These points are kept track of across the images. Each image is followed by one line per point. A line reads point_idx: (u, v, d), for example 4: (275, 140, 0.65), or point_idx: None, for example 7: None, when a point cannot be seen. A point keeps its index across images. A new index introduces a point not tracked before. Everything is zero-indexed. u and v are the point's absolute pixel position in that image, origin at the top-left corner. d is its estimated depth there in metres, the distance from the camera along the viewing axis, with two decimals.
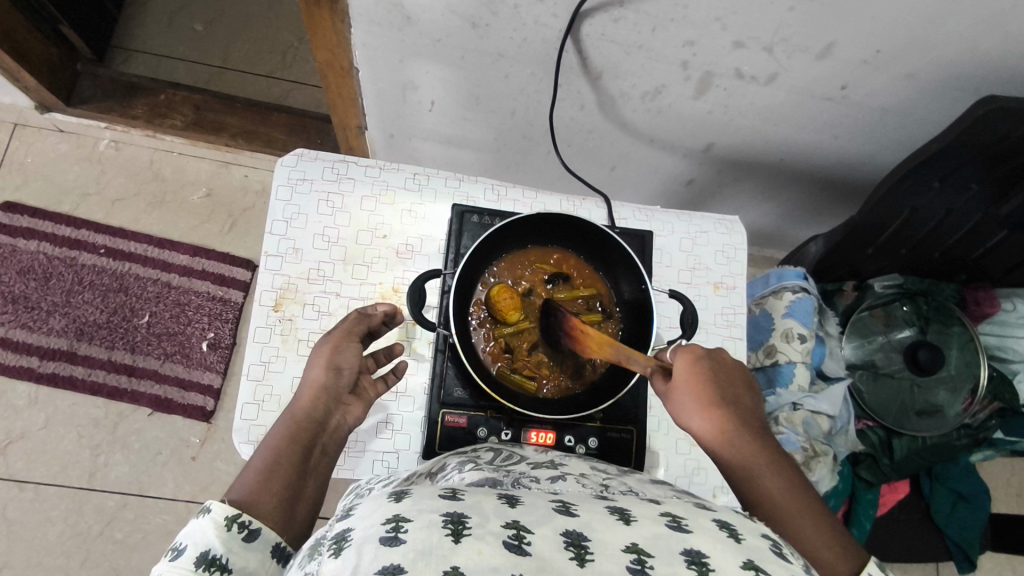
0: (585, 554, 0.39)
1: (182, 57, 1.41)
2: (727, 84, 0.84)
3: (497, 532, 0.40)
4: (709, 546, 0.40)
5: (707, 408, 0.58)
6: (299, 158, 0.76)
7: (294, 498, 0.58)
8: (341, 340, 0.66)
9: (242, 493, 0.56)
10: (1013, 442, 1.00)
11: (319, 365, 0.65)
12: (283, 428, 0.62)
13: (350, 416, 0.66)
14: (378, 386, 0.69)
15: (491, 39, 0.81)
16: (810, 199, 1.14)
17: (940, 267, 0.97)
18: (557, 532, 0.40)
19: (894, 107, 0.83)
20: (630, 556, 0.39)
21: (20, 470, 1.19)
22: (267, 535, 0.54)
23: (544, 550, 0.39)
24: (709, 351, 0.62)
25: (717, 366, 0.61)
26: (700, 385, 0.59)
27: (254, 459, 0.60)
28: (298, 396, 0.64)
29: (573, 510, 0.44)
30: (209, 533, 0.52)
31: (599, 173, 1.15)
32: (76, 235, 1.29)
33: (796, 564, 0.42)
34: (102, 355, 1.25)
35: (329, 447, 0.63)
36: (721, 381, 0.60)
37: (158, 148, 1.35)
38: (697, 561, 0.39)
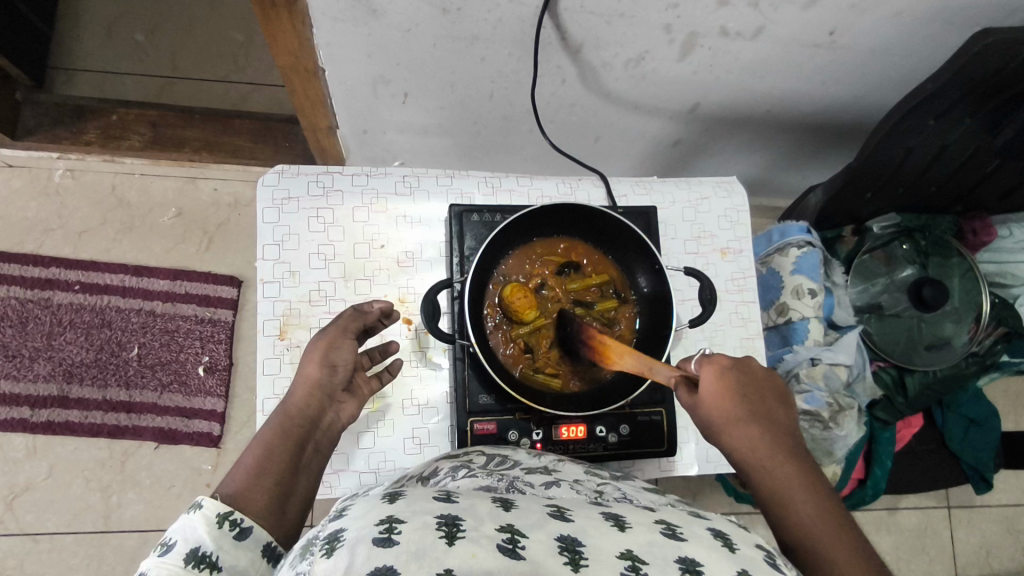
0: (580, 559, 0.39)
1: (128, 71, 1.33)
2: (712, 43, 0.81)
3: (491, 535, 0.40)
4: (703, 555, 0.41)
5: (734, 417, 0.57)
6: (281, 175, 0.72)
7: (285, 495, 0.57)
8: (335, 337, 0.64)
9: (234, 489, 0.56)
10: (1018, 362, 1.03)
11: (313, 362, 0.63)
12: (275, 427, 0.61)
13: (345, 413, 0.65)
14: (373, 384, 0.67)
15: (464, 23, 0.76)
16: (798, 146, 1.13)
17: (936, 202, 0.97)
18: (552, 536, 0.40)
19: (882, 47, 0.81)
20: (625, 563, 0.39)
21: (31, 523, 1.16)
22: (259, 534, 0.54)
23: (539, 555, 0.38)
24: (742, 361, 0.61)
25: (744, 376, 0.60)
26: (729, 394, 0.58)
27: (244, 455, 0.59)
28: (291, 392, 0.63)
29: (568, 515, 0.44)
30: (200, 531, 0.51)
31: (584, 145, 1.11)
32: (47, 275, 1.23)
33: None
34: (95, 395, 1.21)
35: (323, 444, 0.62)
36: (750, 392, 0.59)
37: (118, 171, 1.27)
38: (692, 568, 0.40)
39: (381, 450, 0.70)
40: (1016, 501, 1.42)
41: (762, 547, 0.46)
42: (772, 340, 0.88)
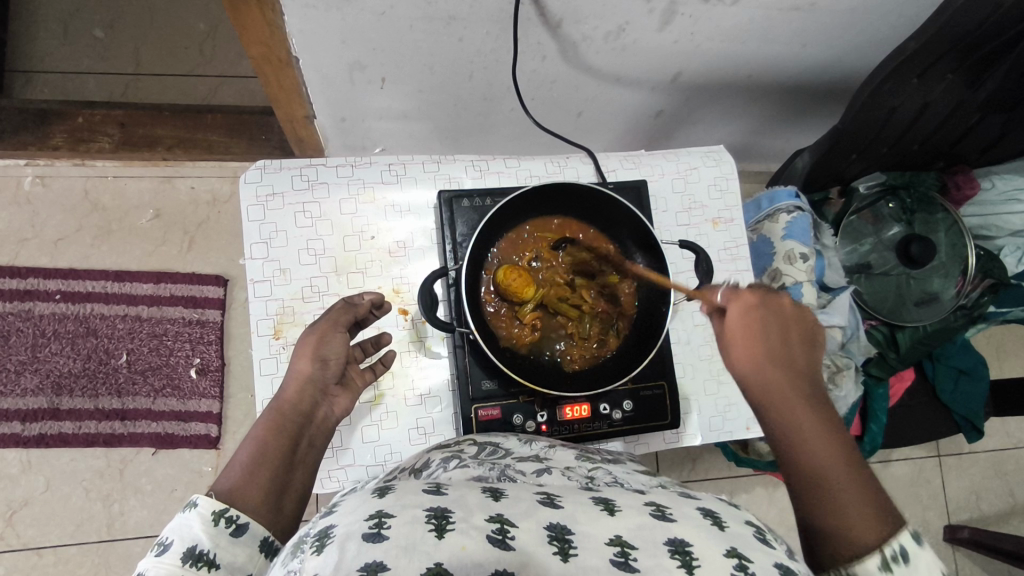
0: (569, 548, 0.39)
1: (90, 70, 1.28)
2: (692, 11, 0.79)
3: (481, 526, 0.40)
4: (692, 535, 0.42)
5: (754, 358, 0.56)
6: (263, 171, 0.70)
7: (281, 490, 0.56)
8: (326, 329, 0.63)
9: (228, 486, 0.54)
10: (1005, 312, 1.04)
11: (304, 357, 0.62)
12: (268, 422, 0.59)
13: (338, 408, 0.64)
14: (366, 376, 0.67)
15: (439, 4, 0.74)
16: (779, 109, 1.12)
17: (922, 158, 0.97)
18: (541, 525, 0.41)
19: (863, 5, 0.80)
20: (614, 550, 0.40)
21: (34, 537, 1.14)
22: (255, 530, 0.53)
23: (529, 545, 0.39)
24: (764, 299, 0.59)
25: (772, 316, 0.58)
26: (750, 337, 0.57)
27: (239, 452, 0.58)
28: (283, 387, 0.62)
29: (557, 501, 0.44)
30: (196, 529, 0.50)
31: (566, 121, 1.10)
32: (26, 286, 1.20)
33: (776, 549, 0.44)
34: (87, 405, 1.19)
35: (317, 438, 0.62)
36: (771, 333, 0.57)
37: (90, 175, 1.24)
38: (680, 551, 0.40)
39: (388, 442, 0.69)
40: (1002, 444, 1.46)
41: (751, 523, 0.47)
42: None
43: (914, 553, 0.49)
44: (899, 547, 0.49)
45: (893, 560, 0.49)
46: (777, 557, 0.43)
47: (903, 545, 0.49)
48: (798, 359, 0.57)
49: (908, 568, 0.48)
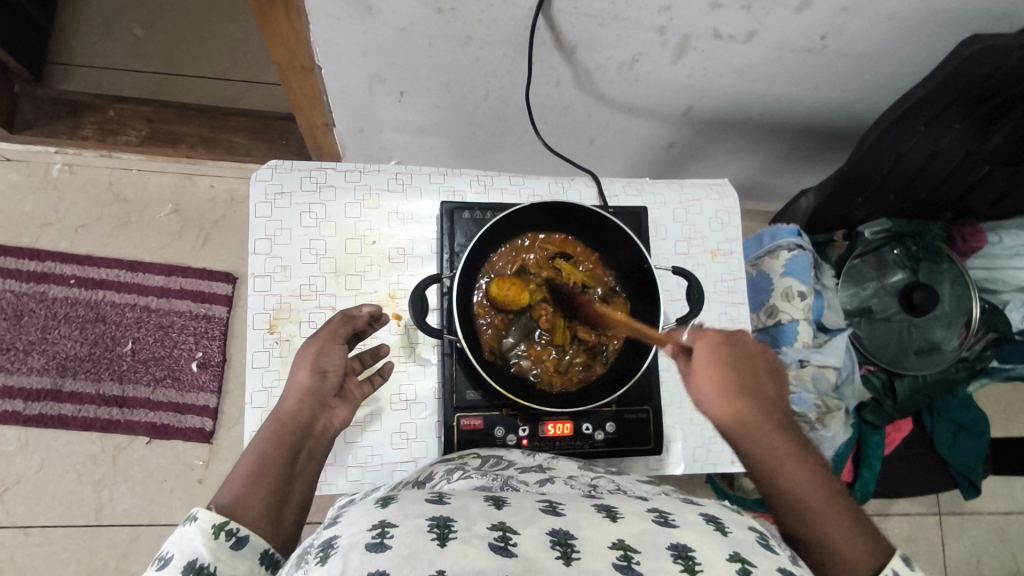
0: (571, 553, 0.40)
1: (126, 68, 1.34)
2: (705, 46, 0.81)
3: (482, 534, 0.40)
4: (693, 540, 0.42)
5: (726, 395, 0.59)
6: (275, 170, 0.73)
7: (281, 503, 0.57)
8: (325, 342, 0.64)
9: (230, 499, 0.55)
10: (1009, 368, 1.03)
11: (304, 369, 0.63)
12: (268, 434, 0.61)
13: (337, 418, 0.65)
14: (364, 388, 0.67)
15: (458, 23, 0.77)
16: (791, 150, 1.13)
17: (929, 207, 0.97)
18: (543, 531, 0.41)
19: (873, 52, 0.82)
20: (618, 554, 0.40)
21: (23, 515, 1.16)
22: (255, 542, 0.54)
23: (531, 551, 0.39)
24: (734, 340, 0.62)
25: (739, 353, 0.62)
26: (724, 379, 0.59)
27: (239, 465, 0.59)
28: (282, 400, 0.63)
29: (559, 509, 0.45)
30: (197, 542, 0.51)
31: (579, 147, 1.12)
32: (43, 269, 1.24)
33: (781, 555, 0.44)
34: (88, 389, 1.21)
35: (316, 450, 0.62)
36: (743, 376, 0.60)
37: (115, 167, 1.29)
38: (683, 556, 0.40)
39: (368, 444, 0.70)
40: (1007, 508, 1.42)
41: (756, 529, 0.47)
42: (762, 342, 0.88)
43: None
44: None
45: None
46: (782, 563, 0.43)
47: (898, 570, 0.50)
48: (772, 400, 0.60)
49: None
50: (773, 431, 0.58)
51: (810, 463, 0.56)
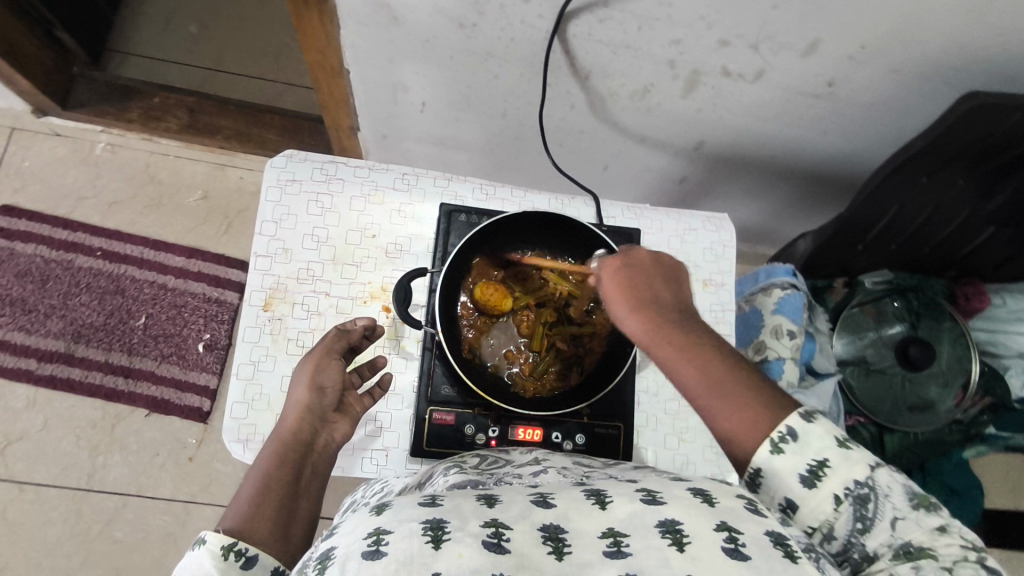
0: (563, 546, 0.40)
1: (176, 61, 1.42)
2: (715, 83, 0.84)
3: (475, 533, 0.40)
4: (682, 513, 0.42)
5: (632, 312, 0.57)
6: (289, 159, 0.77)
7: (288, 520, 0.56)
8: (321, 358, 0.66)
9: (237, 522, 0.54)
10: (1006, 437, 1.03)
11: (302, 386, 0.64)
12: (270, 453, 0.61)
13: (338, 433, 0.65)
14: (364, 402, 0.68)
15: (479, 39, 0.81)
16: (801, 196, 1.15)
17: (932, 262, 0.97)
18: (535, 526, 0.41)
19: (881, 103, 0.84)
20: (607, 541, 0.41)
21: (19, 471, 1.20)
22: (265, 560, 0.53)
23: (522, 547, 0.39)
24: (631, 255, 0.61)
25: (640, 270, 0.60)
26: (628, 291, 0.59)
27: (244, 487, 0.58)
28: (283, 419, 0.63)
29: (551, 500, 0.44)
30: (207, 564, 0.51)
31: (591, 173, 1.15)
32: (74, 239, 1.30)
33: (769, 518, 0.44)
34: (98, 356, 1.26)
35: (320, 465, 0.62)
36: (642, 283, 0.59)
37: (154, 151, 1.36)
38: (671, 530, 0.41)
39: None
40: None
41: (745, 495, 0.46)
42: None
43: (803, 429, 0.50)
44: (787, 428, 0.50)
45: (782, 441, 0.50)
46: (768, 525, 0.43)
47: (791, 425, 0.50)
48: (677, 298, 0.59)
49: (797, 445, 0.50)
50: (681, 323, 0.56)
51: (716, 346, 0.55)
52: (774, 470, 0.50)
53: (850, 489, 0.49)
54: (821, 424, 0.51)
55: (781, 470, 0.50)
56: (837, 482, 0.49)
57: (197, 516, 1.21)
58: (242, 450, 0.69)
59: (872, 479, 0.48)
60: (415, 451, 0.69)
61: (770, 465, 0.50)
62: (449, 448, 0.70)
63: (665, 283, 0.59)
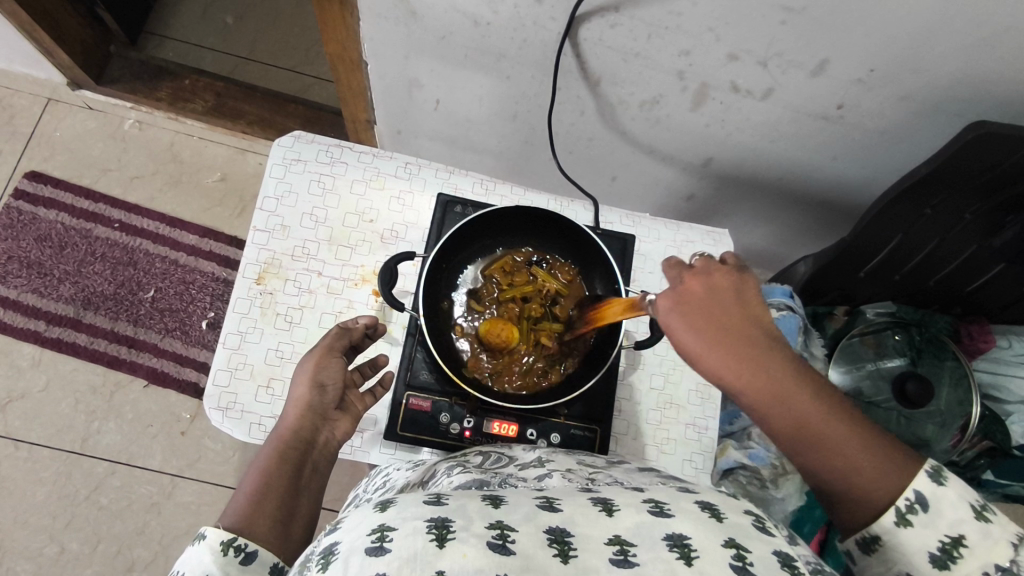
0: (569, 549, 0.38)
1: (210, 47, 1.46)
2: (723, 98, 0.84)
3: (481, 533, 0.38)
4: (690, 527, 0.40)
5: (718, 347, 0.50)
6: (296, 140, 0.79)
7: (288, 518, 0.55)
8: (323, 356, 0.65)
9: (236, 518, 0.53)
10: (1005, 484, 1.00)
11: (303, 383, 0.63)
12: (272, 451, 0.60)
13: (339, 431, 0.64)
14: (366, 399, 0.67)
15: (492, 38, 0.82)
16: (810, 224, 1.14)
17: (935, 297, 0.96)
18: (540, 528, 0.39)
19: (890, 130, 0.83)
20: (613, 549, 0.38)
21: (17, 429, 1.22)
22: (264, 556, 0.52)
23: (528, 548, 0.38)
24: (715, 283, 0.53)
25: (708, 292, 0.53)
26: (714, 328, 0.51)
27: (244, 484, 0.57)
28: (283, 416, 0.62)
29: (556, 505, 0.42)
30: (206, 560, 0.50)
31: (601, 183, 1.15)
32: (94, 209, 1.35)
33: (778, 538, 0.42)
34: (105, 324, 1.29)
35: (320, 462, 0.61)
36: (728, 316, 0.51)
37: (179, 131, 1.40)
38: (679, 544, 0.39)
39: None
40: None
41: (753, 512, 0.44)
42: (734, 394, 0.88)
43: (934, 499, 0.48)
44: (915, 496, 0.48)
45: (909, 511, 0.48)
46: (776, 545, 0.41)
47: (920, 492, 0.48)
48: (762, 321, 0.52)
49: (926, 516, 0.48)
50: (776, 368, 0.50)
51: (825, 394, 0.50)
52: (900, 542, 0.49)
53: (992, 574, 0.46)
54: (952, 489, 0.49)
55: (909, 543, 0.48)
56: (975, 563, 0.47)
57: (182, 489, 1.23)
58: (221, 418, 0.70)
59: (1015, 564, 0.46)
60: (388, 434, 0.70)
61: (892, 534, 0.49)
62: (421, 432, 0.70)
63: (753, 311, 0.52)
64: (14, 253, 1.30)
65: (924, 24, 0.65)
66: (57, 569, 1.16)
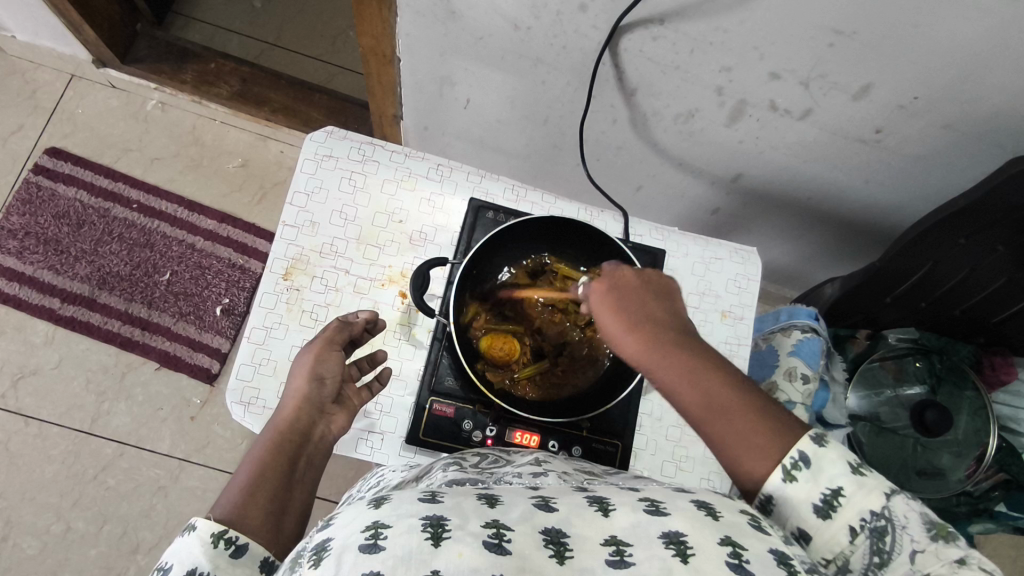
0: (565, 550, 0.36)
1: (237, 31, 1.45)
2: (760, 115, 0.83)
3: (477, 532, 0.36)
4: (688, 526, 0.38)
5: (631, 330, 0.53)
6: (329, 136, 0.79)
7: (280, 510, 0.55)
8: (322, 349, 0.64)
9: (229, 509, 0.53)
10: (1016, 518, 1.00)
11: (301, 376, 0.62)
12: (266, 443, 0.59)
13: (334, 426, 0.64)
14: (362, 396, 0.67)
15: (531, 43, 0.81)
16: (834, 243, 1.13)
17: (960, 327, 0.96)
18: (536, 529, 0.37)
19: (928, 157, 0.82)
20: (609, 549, 0.36)
21: (28, 405, 1.22)
22: (256, 549, 0.51)
23: (524, 547, 0.36)
24: (619, 274, 0.57)
25: (628, 287, 0.56)
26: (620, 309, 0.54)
27: (237, 476, 0.57)
28: (280, 407, 0.61)
29: (552, 504, 0.40)
30: (195, 552, 0.49)
31: (625, 191, 1.15)
32: (113, 188, 1.34)
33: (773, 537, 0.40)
34: (119, 305, 1.29)
35: (314, 456, 0.61)
36: (632, 304, 0.54)
37: (202, 115, 1.40)
38: (675, 542, 0.37)
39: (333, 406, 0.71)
40: None
41: (748, 513, 0.42)
42: None
43: (816, 454, 0.47)
44: (799, 454, 0.47)
45: (794, 467, 0.47)
46: (774, 545, 0.38)
47: (802, 451, 0.47)
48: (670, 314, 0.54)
49: (810, 472, 0.46)
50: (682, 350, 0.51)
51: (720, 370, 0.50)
52: (787, 498, 0.47)
53: (866, 520, 0.45)
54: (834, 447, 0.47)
55: (796, 500, 0.46)
56: (853, 512, 0.46)
57: (190, 473, 1.23)
58: (242, 413, 0.69)
59: (888, 511, 0.45)
60: (411, 439, 0.70)
61: (781, 491, 0.46)
62: (444, 439, 0.70)
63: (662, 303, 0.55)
64: (32, 228, 1.30)
65: (974, 56, 0.65)
66: (62, 547, 1.17)
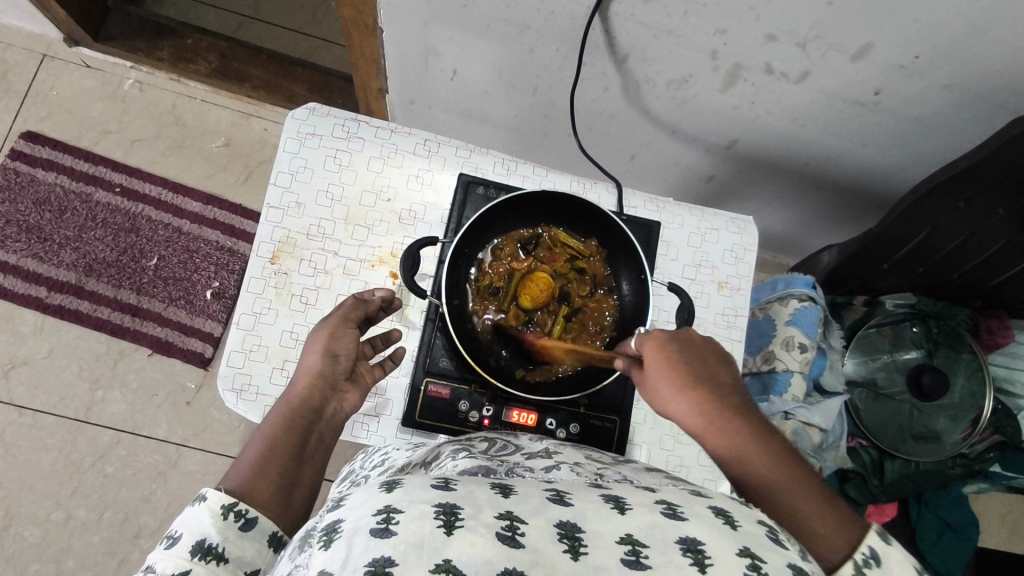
0: (580, 545, 0.34)
1: (213, 4, 1.41)
2: (756, 79, 0.80)
3: (490, 524, 0.35)
4: (705, 533, 0.36)
5: (684, 394, 0.55)
6: (311, 113, 0.76)
7: (290, 486, 0.54)
8: (337, 326, 0.62)
9: (239, 482, 0.53)
10: (1011, 477, 1.03)
11: (315, 352, 0.61)
12: (278, 417, 0.58)
13: (347, 403, 0.62)
14: (375, 373, 0.65)
15: (518, 9, 0.78)
16: (831, 208, 1.11)
17: (957, 291, 0.95)
18: (550, 521, 0.36)
19: (927, 118, 0.80)
20: (625, 548, 0.35)
21: (20, 395, 1.21)
22: (263, 524, 0.52)
23: (538, 541, 0.34)
24: (680, 335, 0.59)
25: (687, 348, 0.58)
26: (674, 367, 0.56)
27: (247, 450, 0.56)
28: (293, 382, 0.60)
29: (567, 499, 0.39)
30: (205, 522, 0.49)
31: (619, 161, 1.12)
32: (94, 172, 1.31)
33: (791, 550, 0.39)
34: (108, 292, 1.27)
35: (326, 435, 0.59)
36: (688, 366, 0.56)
37: (181, 93, 1.36)
38: (693, 550, 0.35)
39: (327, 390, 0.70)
40: None
41: (765, 524, 0.41)
42: (754, 386, 0.90)
43: (882, 551, 0.47)
44: (868, 551, 0.47)
45: (865, 565, 0.46)
46: (793, 560, 0.37)
47: (873, 547, 0.47)
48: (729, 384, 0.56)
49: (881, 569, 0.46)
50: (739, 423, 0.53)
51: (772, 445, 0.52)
52: None
53: None
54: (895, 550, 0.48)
55: None
56: None
57: (188, 458, 1.23)
58: (235, 400, 0.68)
59: None
60: (406, 421, 0.69)
61: None
62: (440, 420, 0.69)
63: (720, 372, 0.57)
64: (13, 216, 1.27)
65: (977, 11, 0.62)
66: (64, 534, 1.17)
